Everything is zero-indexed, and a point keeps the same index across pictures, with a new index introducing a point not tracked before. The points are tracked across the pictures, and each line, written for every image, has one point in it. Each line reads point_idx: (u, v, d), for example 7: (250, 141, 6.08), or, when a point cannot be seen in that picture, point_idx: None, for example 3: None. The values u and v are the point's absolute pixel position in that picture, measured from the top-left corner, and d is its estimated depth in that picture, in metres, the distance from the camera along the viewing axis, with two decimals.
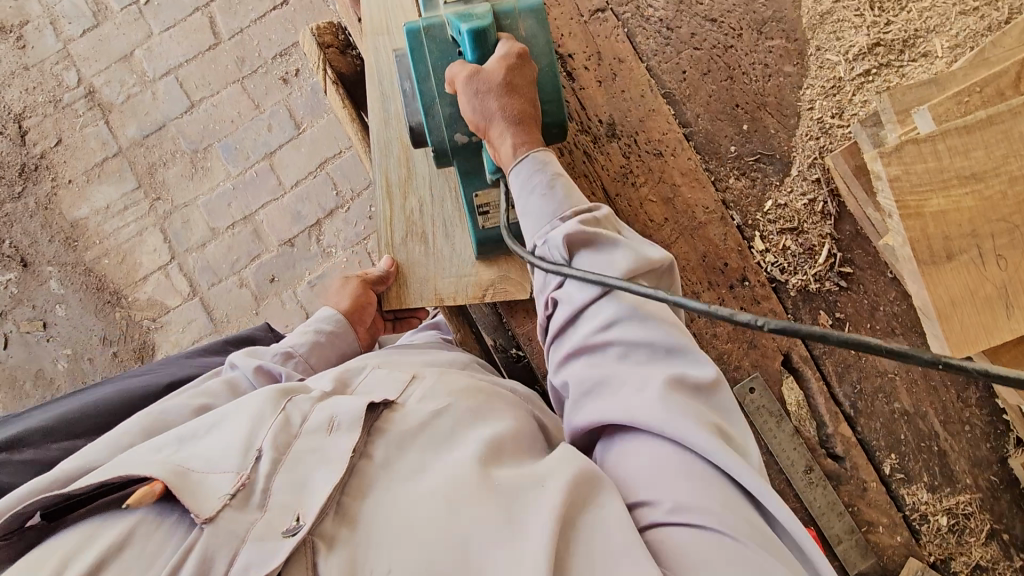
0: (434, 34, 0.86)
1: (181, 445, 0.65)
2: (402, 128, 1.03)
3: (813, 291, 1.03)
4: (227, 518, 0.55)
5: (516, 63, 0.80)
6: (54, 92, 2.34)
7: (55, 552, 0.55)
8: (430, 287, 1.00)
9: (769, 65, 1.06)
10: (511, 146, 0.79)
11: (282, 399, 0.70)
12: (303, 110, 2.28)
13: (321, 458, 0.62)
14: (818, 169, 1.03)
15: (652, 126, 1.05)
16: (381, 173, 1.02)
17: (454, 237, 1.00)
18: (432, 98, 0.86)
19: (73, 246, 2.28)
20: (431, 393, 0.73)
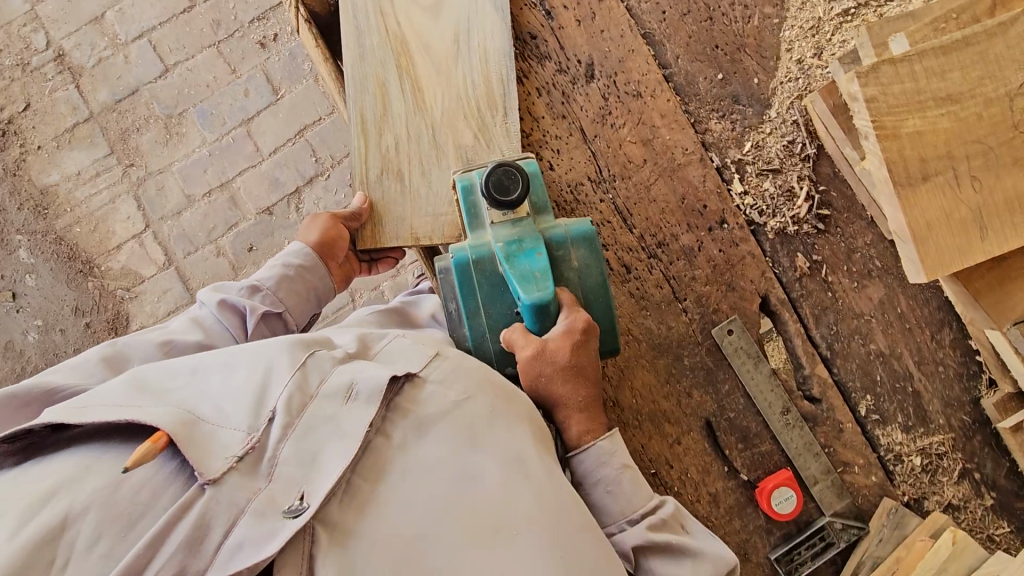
0: (485, 273, 0.85)
1: (196, 390, 0.69)
2: (377, 65, 1.00)
3: (791, 234, 1.03)
4: (230, 484, 0.60)
5: (578, 340, 0.80)
6: (21, 55, 2.26)
7: (54, 474, 0.61)
8: (406, 226, 0.97)
9: (749, 5, 1.05)
10: (575, 429, 0.82)
11: (304, 355, 0.73)
12: (281, 75, 2.23)
13: (332, 432, 0.67)
14: (797, 112, 1.03)
15: (632, 66, 1.04)
16: (356, 110, 0.99)
17: (431, 174, 0.98)
18: (482, 332, 0.87)
19: (43, 214, 2.22)
20: (456, 374, 0.76)
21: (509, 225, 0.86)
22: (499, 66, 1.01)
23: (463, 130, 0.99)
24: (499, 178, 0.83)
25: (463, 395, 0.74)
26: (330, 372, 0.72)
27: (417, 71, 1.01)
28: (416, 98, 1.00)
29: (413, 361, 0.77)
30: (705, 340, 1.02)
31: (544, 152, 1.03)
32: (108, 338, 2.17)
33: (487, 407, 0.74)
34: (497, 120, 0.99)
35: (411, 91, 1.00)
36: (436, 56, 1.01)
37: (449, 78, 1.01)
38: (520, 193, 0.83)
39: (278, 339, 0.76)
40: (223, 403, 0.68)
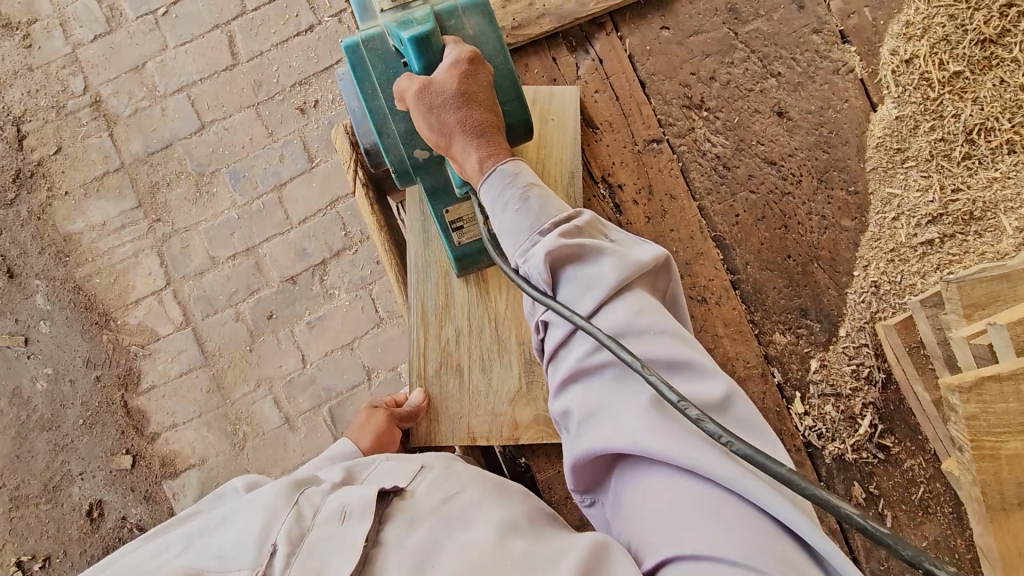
0: (373, 44, 0.81)
1: (197, 550, 0.70)
2: (442, 252, 0.96)
3: (850, 460, 0.99)
4: None
5: (468, 71, 0.75)
6: (57, 97, 2.23)
7: None
8: (462, 425, 0.93)
9: (827, 218, 1.00)
10: (476, 160, 0.76)
11: (297, 492, 0.76)
12: (318, 143, 2.20)
13: (334, 551, 0.67)
14: (868, 336, 0.98)
15: (699, 271, 1.00)
16: (417, 298, 0.96)
17: (492, 371, 0.94)
18: (384, 115, 0.82)
19: (64, 261, 2.19)
20: (439, 482, 0.80)
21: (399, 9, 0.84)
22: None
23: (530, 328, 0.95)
24: None
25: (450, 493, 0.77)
26: (322, 502, 0.75)
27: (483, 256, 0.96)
28: (482, 287, 0.96)
29: (398, 480, 0.80)
30: None
31: None
32: (118, 395, 2.15)
33: (472, 498, 0.76)
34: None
35: (476, 278, 0.96)
36: None
37: None
38: None
39: (271, 483, 0.79)
40: (228, 550, 0.68)
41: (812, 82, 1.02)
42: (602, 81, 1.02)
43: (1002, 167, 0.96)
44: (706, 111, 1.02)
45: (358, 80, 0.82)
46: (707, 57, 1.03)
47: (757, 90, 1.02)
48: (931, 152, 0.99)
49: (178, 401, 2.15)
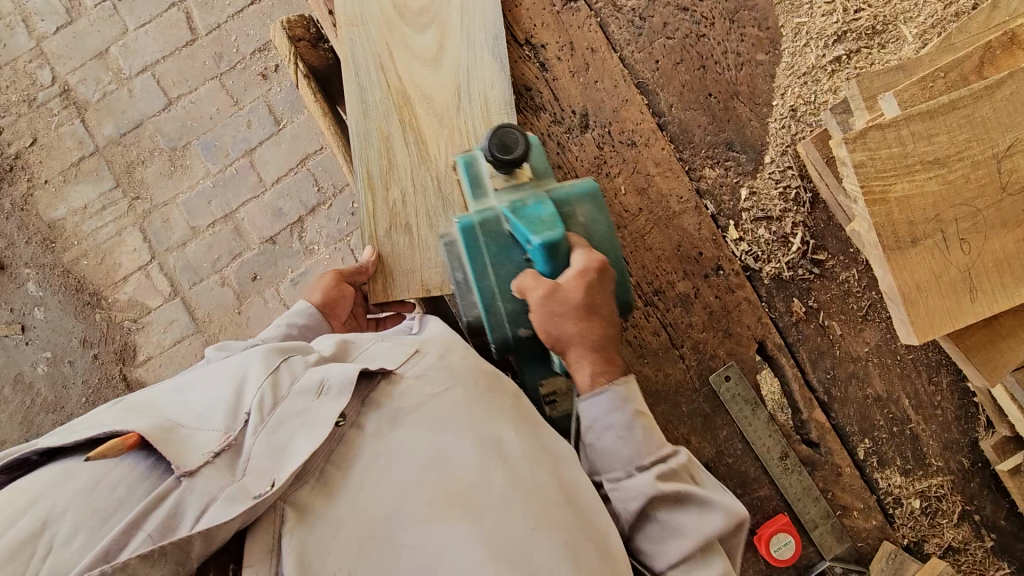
0: (490, 229, 0.81)
1: (174, 404, 0.70)
2: (381, 120, 1.02)
3: (787, 278, 1.04)
4: (204, 477, 0.61)
5: (595, 282, 0.76)
6: (27, 90, 2.30)
7: (30, 487, 0.60)
8: (415, 278, 1.00)
9: (742, 54, 1.06)
10: (589, 377, 0.79)
11: (278, 360, 0.75)
12: (283, 106, 2.27)
13: (305, 423, 0.67)
14: (791, 159, 1.04)
15: (627, 117, 1.05)
16: (362, 166, 1.01)
17: (438, 225, 1.00)
18: (493, 296, 0.81)
19: (51, 247, 2.26)
20: (431, 371, 0.77)
21: (511, 191, 0.84)
22: (502, 114, 1.02)
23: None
24: (500, 138, 0.80)
25: (440, 387, 0.75)
26: (302, 373, 0.73)
27: (420, 120, 1.02)
28: (421, 148, 1.02)
29: (390, 360, 0.78)
30: (702, 387, 1.02)
31: None
32: (116, 369, 2.21)
33: (462, 398, 0.73)
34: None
35: (415, 141, 1.02)
36: (438, 104, 1.03)
37: (452, 126, 1.02)
38: (522, 153, 0.80)
39: (255, 349, 0.78)
40: (204, 409, 0.69)
41: None
42: None
43: None
44: None
45: (473, 258, 0.81)
46: None
47: None
48: None
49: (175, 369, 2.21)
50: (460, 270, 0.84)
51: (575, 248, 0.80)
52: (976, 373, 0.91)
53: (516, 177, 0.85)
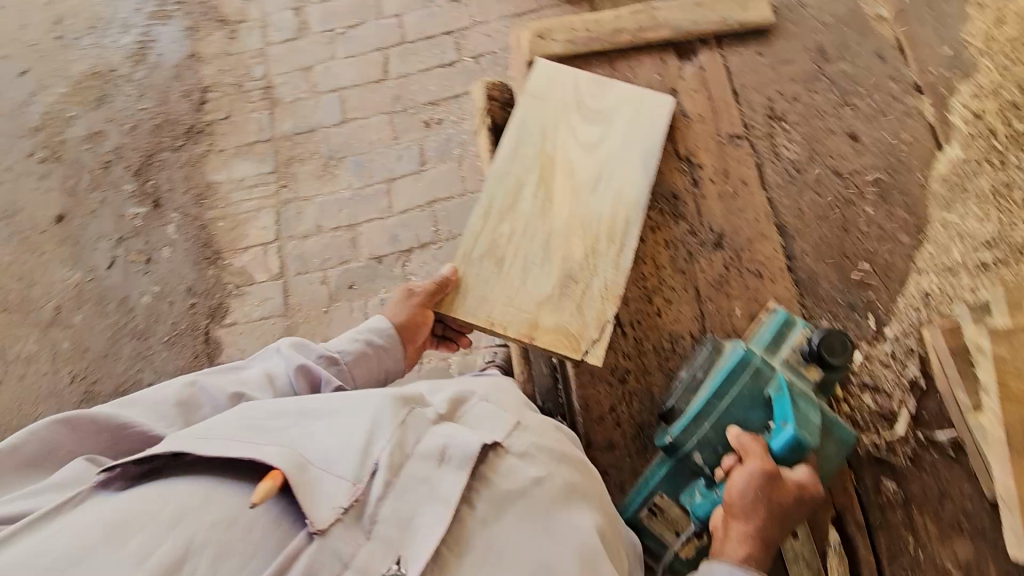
0: (758, 373, 0.95)
1: (303, 439, 0.75)
2: (522, 171, 1.16)
3: (883, 456, 1.00)
4: (336, 535, 0.65)
5: (804, 501, 0.88)
6: (241, 78, 2.77)
7: (174, 502, 0.68)
8: (485, 311, 1.07)
9: (886, 230, 1.10)
10: (740, 549, 0.86)
11: (403, 412, 0.78)
12: (433, 152, 2.54)
13: (427, 495, 0.70)
14: (914, 341, 1.04)
15: (758, 248, 1.11)
16: (486, 200, 1.15)
17: (528, 272, 1.08)
18: (713, 415, 0.95)
19: (200, 203, 2.58)
20: (531, 454, 0.80)
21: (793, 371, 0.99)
22: (630, 209, 1.12)
23: (574, 253, 1.09)
24: (835, 344, 0.95)
25: (539, 474, 0.78)
26: (425, 433, 0.76)
27: (555, 185, 1.15)
28: (546, 206, 1.13)
29: (495, 432, 0.80)
30: None
31: (656, 297, 1.10)
32: (203, 323, 2.40)
33: (558, 491, 0.78)
34: (609, 253, 1.09)
35: (543, 200, 1.14)
36: (579, 179, 1.15)
37: (581, 201, 1.14)
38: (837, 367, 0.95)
39: (378, 392, 0.82)
40: (330, 451, 0.73)
41: (884, 116, 1.17)
42: (700, 84, 1.23)
43: None
44: (786, 123, 1.18)
45: (725, 377, 0.95)
46: (793, 82, 1.21)
47: (835, 114, 1.18)
48: (992, 193, 1.09)
49: (250, 340, 2.36)
50: (701, 372, 0.99)
51: (803, 464, 0.91)
52: None
53: (804, 368, 0.99)
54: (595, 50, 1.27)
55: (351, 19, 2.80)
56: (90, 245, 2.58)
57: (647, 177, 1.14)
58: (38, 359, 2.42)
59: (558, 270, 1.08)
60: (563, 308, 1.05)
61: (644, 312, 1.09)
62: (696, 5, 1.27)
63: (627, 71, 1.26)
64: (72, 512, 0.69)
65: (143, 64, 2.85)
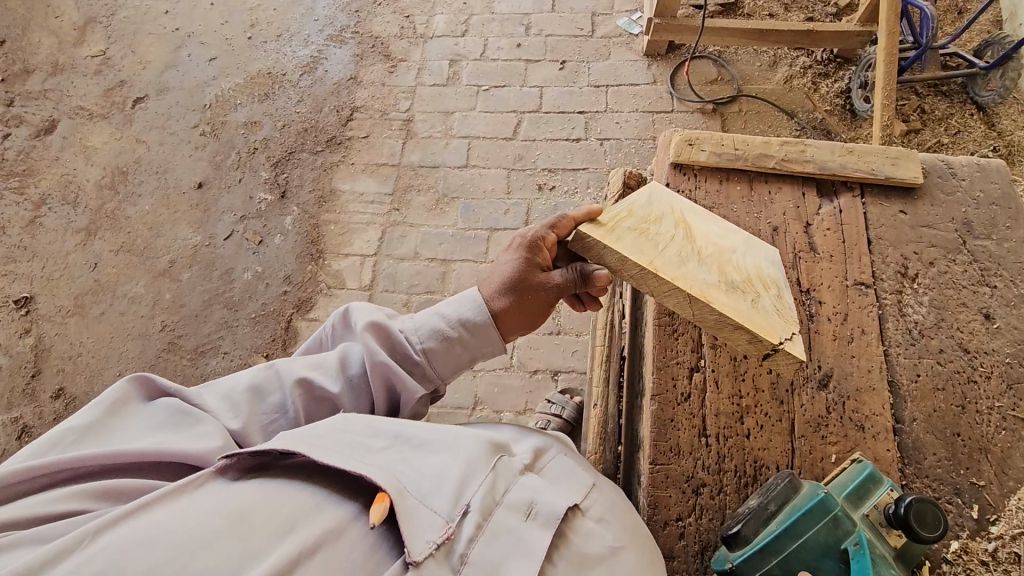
0: (836, 523, 0.86)
1: (400, 465, 0.79)
2: (665, 204, 1.19)
3: None
4: (428, 571, 0.68)
5: None
6: (387, 107, 3.06)
7: (286, 504, 0.71)
8: (645, 257, 1.04)
9: (1007, 421, 1.05)
10: None
11: (494, 459, 0.83)
12: (539, 215, 2.65)
13: (514, 548, 0.74)
14: (1021, 546, 0.97)
15: (866, 400, 1.08)
16: (626, 205, 1.17)
17: (684, 260, 1.07)
18: (779, 553, 0.86)
19: (320, 204, 2.82)
20: (606, 519, 0.84)
21: (875, 532, 0.88)
22: (773, 271, 1.12)
23: (732, 273, 1.08)
24: (930, 514, 0.84)
25: (615, 543, 0.80)
26: (513, 484, 0.81)
27: (697, 226, 1.16)
28: (688, 235, 1.12)
29: (574, 492, 0.85)
30: None
31: (749, 418, 1.08)
32: (288, 312, 2.56)
33: (635, 562, 0.79)
34: (771, 296, 1.06)
35: (683, 234, 1.13)
36: (716, 229, 1.17)
37: (725, 244, 1.14)
38: (929, 540, 0.83)
39: (469, 432, 0.87)
40: (426, 483, 0.77)
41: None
42: (836, 225, 1.25)
43: None
44: (916, 284, 1.17)
45: (798, 517, 0.87)
46: (932, 247, 1.21)
47: (970, 289, 1.16)
48: None
49: None
50: (773, 504, 0.91)
51: None
52: None
53: (887, 533, 0.89)
54: (738, 167, 1.32)
55: (498, 80, 3.06)
56: (216, 215, 2.85)
57: (773, 258, 1.15)
58: (141, 303, 2.65)
59: (714, 272, 1.06)
60: (739, 300, 1.01)
61: (733, 429, 1.08)
62: (847, 150, 1.31)
63: (766, 192, 1.29)
64: (181, 499, 0.71)
65: (311, 75, 3.21)
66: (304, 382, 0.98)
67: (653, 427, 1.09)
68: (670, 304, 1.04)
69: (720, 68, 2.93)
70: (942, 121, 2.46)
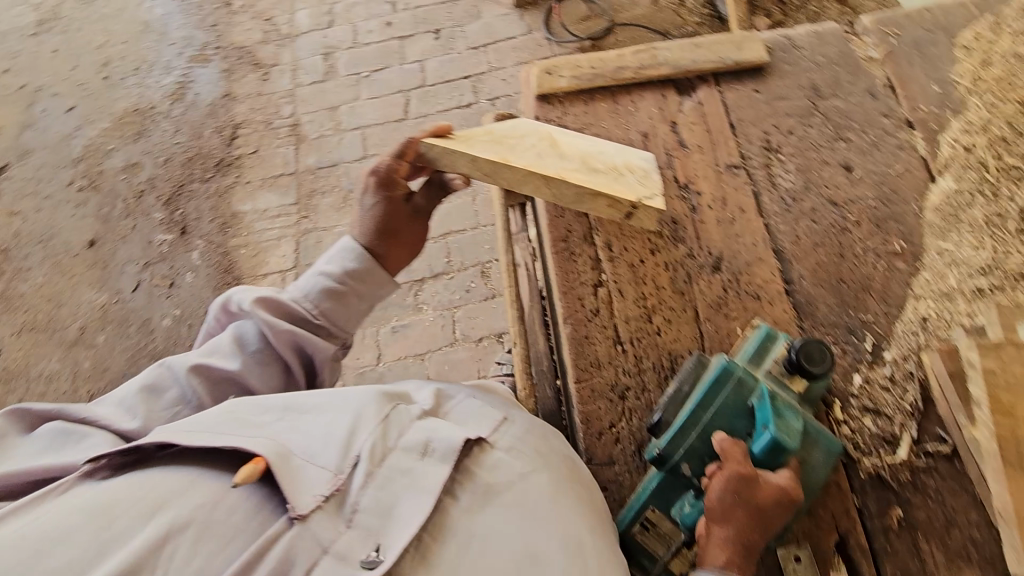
0: (741, 385, 0.91)
1: (287, 432, 0.81)
2: (531, 125, 1.19)
3: (889, 482, 0.97)
4: (314, 522, 0.71)
5: (788, 502, 0.82)
6: (270, 116, 2.94)
7: (157, 489, 0.74)
8: (494, 154, 1.03)
9: (883, 258, 1.13)
10: (726, 557, 0.81)
11: (387, 409, 0.84)
12: None
13: (409, 486, 0.76)
14: (914, 365, 1.04)
15: (757, 272, 1.14)
16: (489, 127, 1.17)
17: (541, 156, 1.07)
18: (696, 425, 0.91)
19: (225, 230, 2.71)
20: (516, 448, 0.84)
21: (780, 384, 0.94)
22: (643, 160, 1.11)
23: (595, 163, 1.08)
24: (814, 351, 0.91)
25: (523, 469, 0.82)
26: (408, 428, 0.83)
27: (563, 137, 1.16)
28: (551, 143, 1.12)
29: (481, 427, 0.86)
30: (767, 555, 0.95)
31: (656, 317, 1.12)
32: None
33: (542, 482, 0.81)
34: (638, 174, 1.06)
35: (547, 142, 1.13)
36: (579, 137, 1.17)
37: (592, 145, 1.14)
38: (820, 374, 0.90)
39: (367, 389, 0.88)
40: (313, 445, 0.79)
41: (878, 150, 1.22)
42: (699, 117, 1.29)
43: None
44: (781, 155, 1.24)
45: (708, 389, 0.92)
46: (788, 116, 1.27)
47: (828, 148, 1.23)
48: (986, 221, 1.12)
49: None
50: (687, 386, 0.96)
51: (785, 467, 0.87)
52: None
53: (790, 380, 0.94)
54: (599, 85, 1.34)
55: (377, 64, 2.98)
56: (117, 268, 2.69)
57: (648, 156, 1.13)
58: (58, 378, 2.49)
59: (572, 161, 1.06)
60: (597, 176, 1.02)
61: (644, 331, 1.12)
62: (695, 46, 1.36)
63: (630, 103, 1.33)
64: (47, 502, 0.74)
65: (182, 102, 3.04)
66: (200, 368, 0.97)
67: (572, 348, 1.12)
68: (529, 194, 1.04)
69: (590, 4, 2.95)
70: (803, 8, 2.57)
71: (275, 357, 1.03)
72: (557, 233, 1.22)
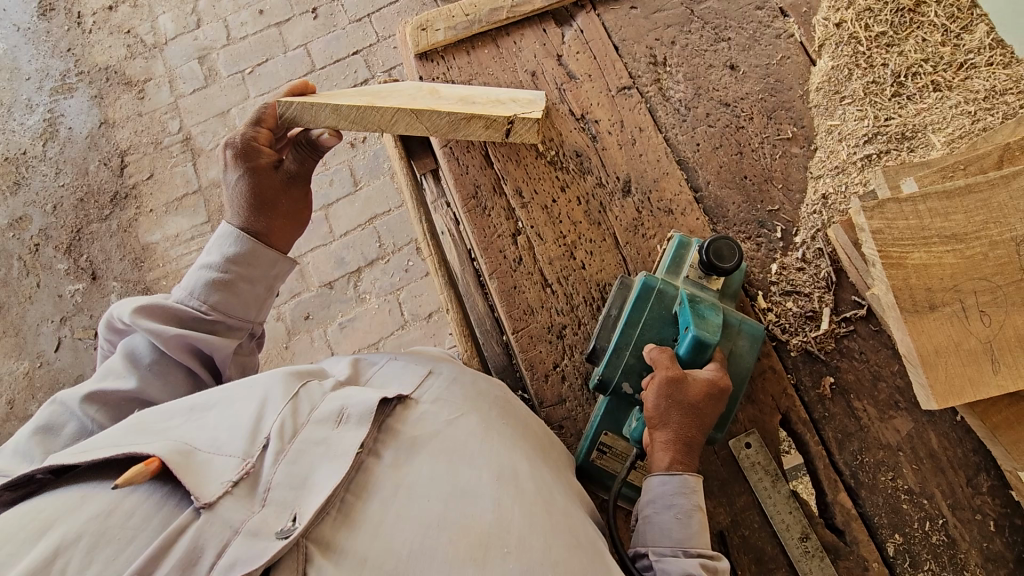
0: (662, 296, 0.95)
1: (191, 428, 0.77)
2: (415, 84, 1.22)
3: (817, 355, 1.05)
4: (225, 506, 0.67)
5: (715, 393, 0.87)
6: (156, 135, 2.74)
7: (48, 508, 0.67)
8: (366, 101, 1.07)
9: (778, 146, 1.16)
10: (670, 457, 0.86)
11: (298, 387, 0.84)
12: (363, 171, 2.48)
13: (325, 454, 0.75)
14: (822, 242, 1.09)
15: (666, 187, 1.15)
16: (368, 89, 1.20)
17: (417, 99, 1.11)
18: (626, 343, 0.96)
19: (140, 266, 2.56)
20: (443, 399, 0.87)
21: (699, 286, 0.98)
22: (529, 96, 1.13)
23: (473, 99, 1.12)
24: (720, 248, 0.94)
25: (450, 417, 0.84)
26: (321, 402, 0.82)
27: (441, 86, 1.20)
28: (432, 92, 1.16)
29: (405, 387, 0.88)
30: (721, 449, 1.03)
31: (579, 252, 1.13)
32: None
33: (470, 424, 0.84)
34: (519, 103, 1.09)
35: (426, 91, 1.16)
36: (455, 86, 1.21)
37: (473, 90, 1.18)
38: (730, 268, 0.93)
39: (275, 374, 0.87)
40: (220, 435, 0.76)
41: (757, 43, 1.23)
42: (582, 45, 1.27)
43: (929, 100, 1.10)
44: (668, 67, 1.24)
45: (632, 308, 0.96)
46: (668, 27, 1.26)
47: (711, 51, 1.23)
48: (864, 92, 1.13)
49: None
50: (615, 309, 1.01)
51: (710, 362, 0.91)
52: (1005, 455, 0.92)
53: (709, 282, 0.99)
54: (476, 32, 1.29)
55: (258, 57, 2.80)
56: (32, 331, 2.51)
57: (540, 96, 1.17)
58: None
59: (449, 99, 1.11)
60: (474, 106, 1.06)
61: (570, 267, 1.12)
62: None
63: (512, 44, 1.29)
64: None
65: (55, 141, 2.78)
66: (96, 396, 0.90)
67: (503, 300, 1.12)
68: (404, 130, 1.07)
69: None
70: None
71: (175, 366, 0.99)
72: (465, 191, 1.19)
